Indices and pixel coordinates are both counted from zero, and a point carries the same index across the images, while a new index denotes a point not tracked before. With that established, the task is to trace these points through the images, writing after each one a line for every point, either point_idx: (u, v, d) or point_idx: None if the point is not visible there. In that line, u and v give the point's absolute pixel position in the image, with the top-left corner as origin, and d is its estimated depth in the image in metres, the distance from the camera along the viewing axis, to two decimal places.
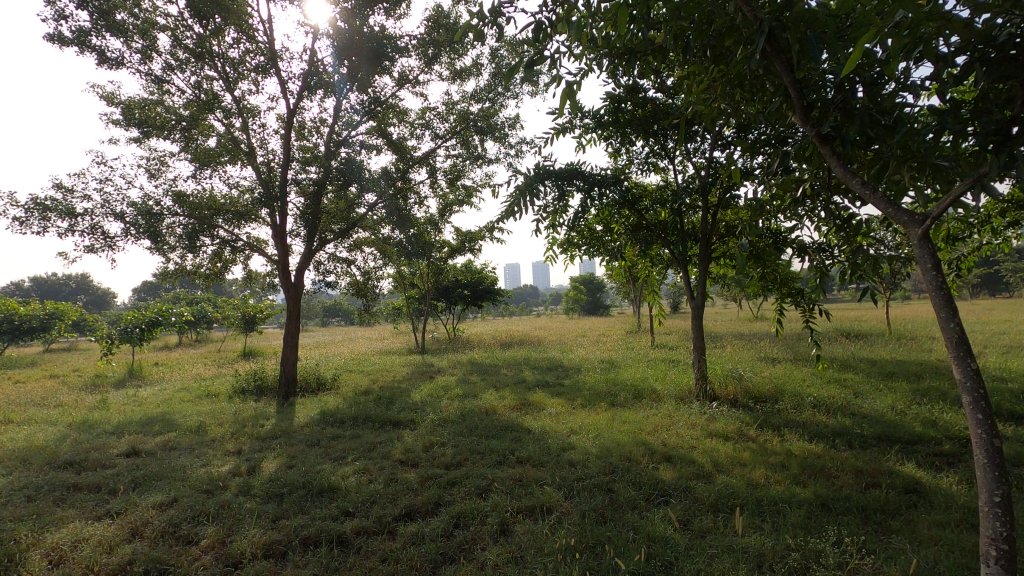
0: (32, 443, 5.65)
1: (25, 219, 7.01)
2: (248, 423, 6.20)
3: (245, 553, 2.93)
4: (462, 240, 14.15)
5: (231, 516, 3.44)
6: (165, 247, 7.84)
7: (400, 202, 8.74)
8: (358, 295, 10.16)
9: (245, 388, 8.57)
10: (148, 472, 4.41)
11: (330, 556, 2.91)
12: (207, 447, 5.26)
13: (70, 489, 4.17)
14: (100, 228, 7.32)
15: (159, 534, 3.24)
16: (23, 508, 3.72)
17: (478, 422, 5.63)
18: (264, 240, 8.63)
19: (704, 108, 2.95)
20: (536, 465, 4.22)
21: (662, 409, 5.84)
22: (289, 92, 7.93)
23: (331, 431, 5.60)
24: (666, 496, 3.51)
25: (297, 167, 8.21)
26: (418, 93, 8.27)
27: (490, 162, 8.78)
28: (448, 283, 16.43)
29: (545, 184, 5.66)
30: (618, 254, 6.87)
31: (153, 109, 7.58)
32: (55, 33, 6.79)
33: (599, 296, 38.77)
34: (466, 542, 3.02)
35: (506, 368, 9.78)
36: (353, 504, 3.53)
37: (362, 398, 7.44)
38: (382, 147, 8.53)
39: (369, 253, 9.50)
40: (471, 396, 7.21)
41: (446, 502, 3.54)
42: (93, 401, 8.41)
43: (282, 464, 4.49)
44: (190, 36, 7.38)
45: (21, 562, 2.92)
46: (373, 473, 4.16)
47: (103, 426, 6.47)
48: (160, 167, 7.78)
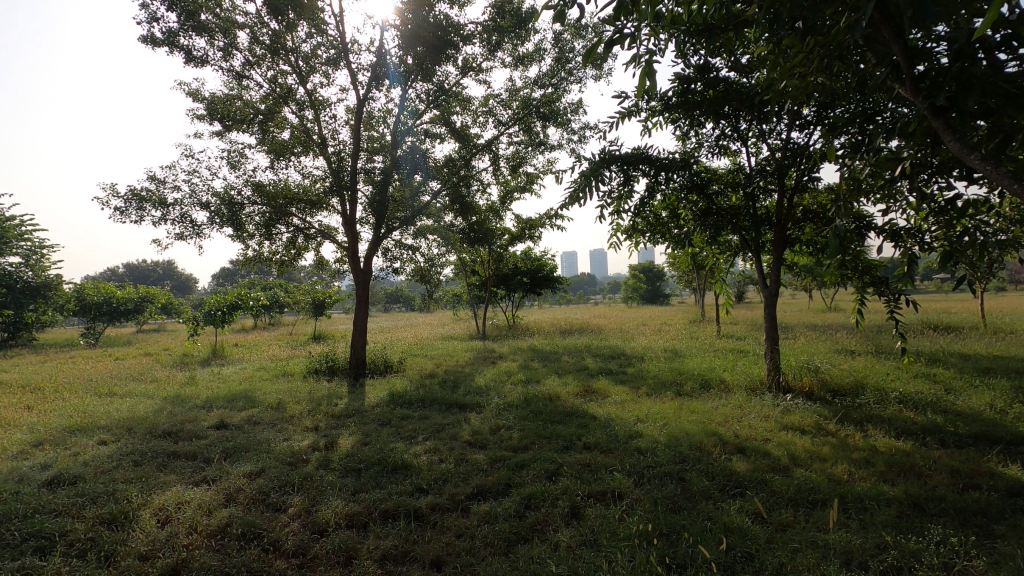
0: (135, 414, 6.19)
1: (124, 209, 7.62)
2: (323, 402, 6.52)
3: (330, 522, 3.10)
4: (522, 228, 14.18)
5: (315, 487, 3.65)
6: (245, 234, 8.31)
7: (463, 189, 8.83)
8: (422, 282, 10.41)
9: (318, 368, 9.01)
10: (236, 444, 4.74)
11: (408, 530, 3.03)
12: (286, 423, 5.57)
13: (169, 456, 4.54)
14: (188, 217, 7.85)
15: (251, 501, 3.48)
16: (131, 471, 4.09)
17: (542, 407, 5.67)
18: (335, 227, 8.98)
19: (794, 83, 2.82)
20: (604, 451, 4.21)
21: (732, 400, 5.67)
22: (358, 83, 8.18)
23: (400, 411, 5.81)
24: (742, 488, 3.42)
25: (364, 157, 8.48)
26: (481, 81, 8.31)
27: (553, 149, 8.72)
28: (507, 270, 16.53)
29: (611, 169, 5.57)
30: (685, 241, 6.69)
31: (234, 103, 8.02)
32: (147, 36, 7.30)
33: (660, 284, 37.92)
34: (538, 523, 3.06)
35: (568, 356, 9.77)
36: (427, 481, 3.65)
37: (428, 381, 7.64)
38: (445, 135, 8.65)
39: (433, 240, 9.68)
40: (534, 382, 7.28)
41: (516, 484, 3.60)
42: (184, 377, 9.09)
43: (357, 441, 4.70)
44: (266, 32, 7.72)
45: (134, 520, 3.22)
46: (444, 453, 4.29)
47: (195, 400, 6.99)
48: (240, 159, 8.22)
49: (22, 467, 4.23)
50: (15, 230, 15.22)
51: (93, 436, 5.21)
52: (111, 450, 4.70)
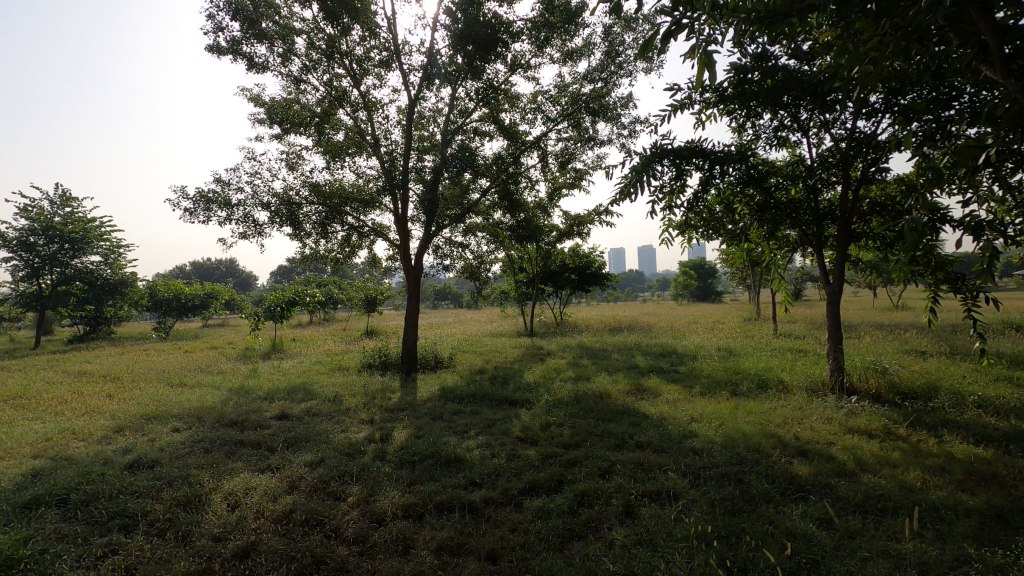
0: (204, 404, 6.55)
1: (193, 210, 8.06)
2: (377, 396, 6.70)
3: (388, 512, 3.19)
4: (571, 224, 14.11)
5: (372, 477, 3.76)
6: (303, 233, 8.63)
7: (512, 186, 8.86)
8: (471, 278, 10.52)
9: (372, 363, 9.27)
10: (297, 434, 4.94)
11: (463, 522, 3.08)
12: (343, 415, 5.77)
13: (237, 444, 4.78)
14: (251, 217, 8.22)
15: (313, 489, 3.62)
16: (203, 458, 4.34)
17: (593, 404, 5.63)
18: (387, 226, 9.20)
19: (865, 69, 2.68)
20: (657, 451, 4.15)
21: (791, 401, 5.47)
22: (409, 83, 8.34)
23: (452, 406, 5.90)
24: (805, 492, 3.29)
25: (416, 156, 8.64)
26: (530, 77, 8.31)
27: (602, 144, 8.63)
28: (555, 267, 16.49)
29: (663, 163, 5.45)
30: (741, 236, 6.47)
31: (292, 107, 8.34)
32: (213, 45, 7.68)
33: (711, 281, 36.94)
34: (592, 520, 3.05)
35: (617, 353, 9.66)
36: (480, 475, 3.70)
37: (478, 377, 7.73)
38: (494, 133, 8.70)
39: (482, 237, 9.77)
40: (584, 379, 7.24)
41: (568, 481, 3.60)
42: (247, 370, 9.55)
43: (411, 434, 4.81)
44: (322, 37, 7.98)
45: (207, 503, 3.42)
46: (495, 448, 4.33)
47: (258, 391, 7.33)
48: (298, 160, 8.54)
49: (106, 451, 4.55)
50: (95, 231, 16.31)
51: (167, 424, 5.54)
52: (183, 437, 4.99)
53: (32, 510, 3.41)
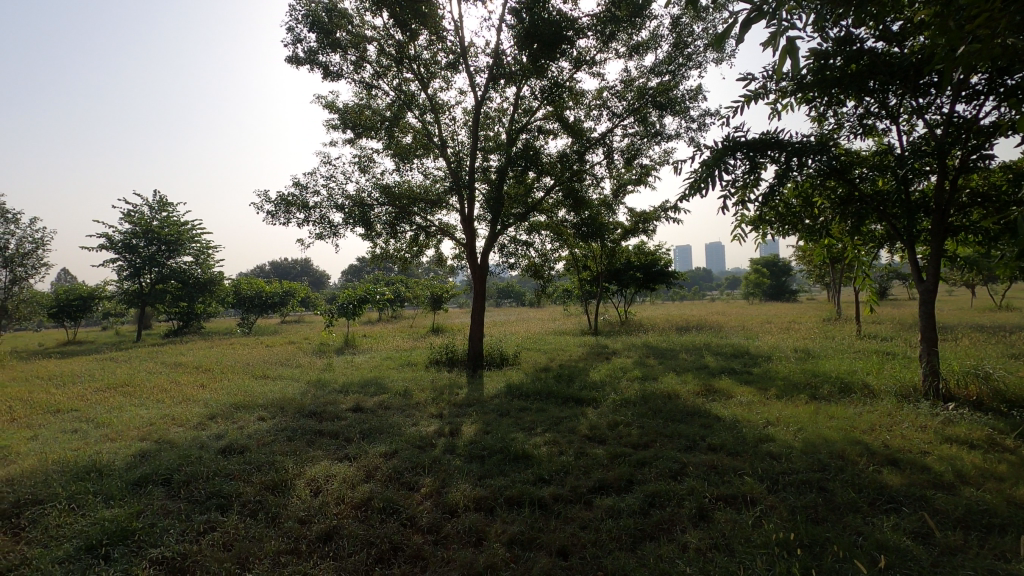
0: (285, 395, 6.96)
1: (275, 212, 8.57)
2: (445, 391, 6.87)
3: (460, 504, 3.28)
4: (636, 221, 13.85)
5: (443, 470, 3.87)
6: (374, 233, 8.97)
7: (576, 184, 8.81)
8: (535, 277, 10.55)
9: (439, 359, 9.50)
10: (372, 426, 5.15)
11: (533, 517, 3.12)
12: (413, 409, 5.95)
13: (316, 434, 5.05)
14: (327, 218, 8.63)
15: (388, 478, 3.78)
16: (287, 445, 4.61)
17: (661, 405, 5.52)
18: (453, 225, 9.40)
19: (970, 48, 2.48)
20: (731, 454, 4.01)
21: (879, 406, 5.13)
22: (476, 84, 8.46)
23: (518, 403, 5.96)
24: (896, 503, 3.08)
25: (481, 156, 8.76)
26: (595, 73, 8.23)
27: (670, 138, 8.41)
28: (620, 265, 16.26)
29: (736, 156, 5.23)
30: (821, 231, 6.12)
31: (364, 112, 8.68)
32: (293, 56, 8.13)
33: (785, 279, 35.18)
34: (665, 522, 3.00)
35: (685, 353, 9.39)
36: (548, 472, 3.72)
37: (543, 374, 7.76)
38: (559, 131, 8.68)
39: (546, 236, 9.79)
40: (652, 379, 7.10)
41: (638, 481, 3.55)
42: (322, 364, 10.05)
43: (479, 429, 4.90)
44: (392, 44, 8.26)
45: (292, 487, 3.64)
46: (563, 446, 4.34)
47: (333, 384, 7.70)
48: (369, 163, 8.88)
49: (202, 436, 4.93)
50: (188, 233, 17.64)
51: (254, 413, 5.93)
52: (269, 425, 5.33)
53: (142, 487, 3.76)
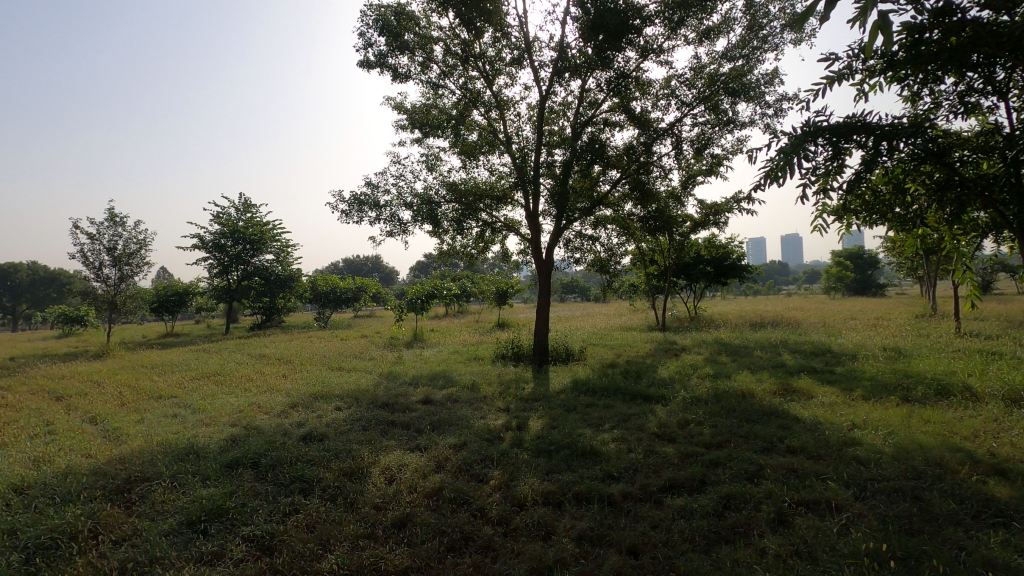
0: (360, 386, 7.27)
1: (349, 211, 8.94)
2: (512, 385, 6.94)
3: (528, 498, 3.30)
4: (706, 214, 13.35)
5: (511, 463, 3.91)
6: (442, 230, 9.17)
7: (643, 176, 8.59)
8: (601, 272, 10.42)
9: (505, 354, 9.60)
10: (441, 418, 5.28)
11: (602, 514, 3.10)
12: (481, 402, 6.05)
13: (389, 424, 5.24)
14: (397, 216, 8.91)
15: (458, 470, 3.87)
16: (362, 435, 4.82)
17: (735, 403, 5.32)
18: (518, 220, 9.44)
19: None
20: (812, 457, 3.81)
21: (983, 411, 4.69)
22: (540, 79, 8.44)
23: (585, 399, 5.92)
24: (1005, 517, 2.82)
25: (546, 151, 8.72)
26: (663, 62, 7.99)
27: (744, 126, 8.04)
28: (689, 259, 15.76)
29: (817, 142, 4.88)
30: (914, 220, 5.65)
31: (431, 111, 8.88)
32: (364, 60, 8.44)
33: (872, 272, 32.81)
34: (740, 525, 2.89)
35: (761, 351, 8.97)
36: (617, 469, 3.68)
37: (610, 370, 7.66)
38: (625, 123, 8.51)
39: (612, 230, 9.63)
40: (724, 377, 6.84)
41: (712, 482, 3.44)
42: (393, 357, 10.41)
43: (546, 424, 4.91)
44: (457, 43, 8.38)
45: (367, 475, 3.81)
46: (632, 443, 4.27)
47: (404, 377, 7.97)
48: (437, 161, 9.07)
49: (285, 424, 5.24)
50: (270, 233, 18.72)
51: (331, 403, 6.24)
52: (345, 415, 5.59)
53: (233, 469, 4.05)
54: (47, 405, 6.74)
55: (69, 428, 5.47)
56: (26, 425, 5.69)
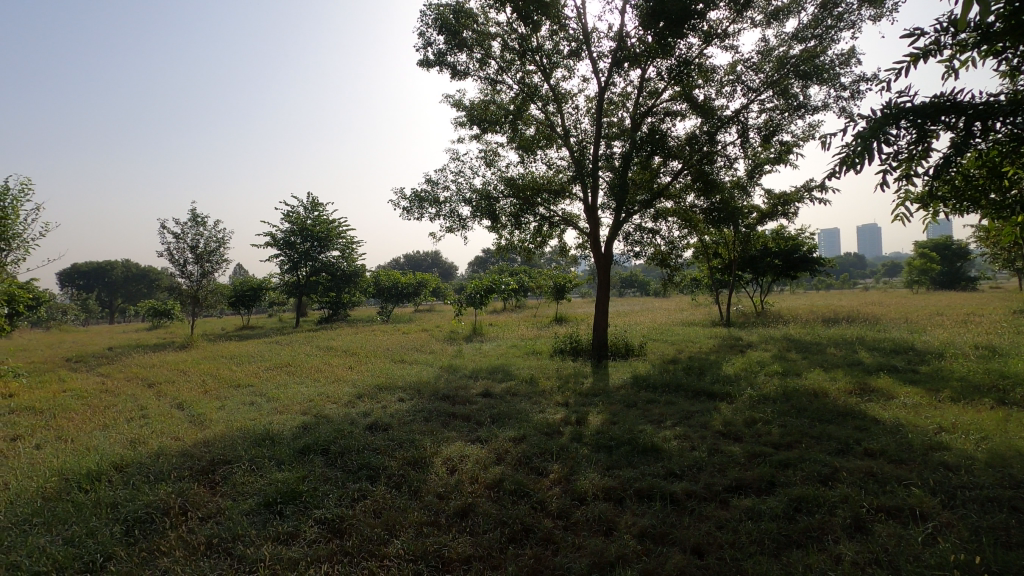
0: (421, 378, 7.47)
1: (410, 208, 9.17)
2: (570, 380, 6.92)
3: (589, 492, 3.29)
4: (773, 204, 12.76)
5: (571, 457, 3.90)
6: (500, 225, 9.24)
7: (707, 166, 8.30)
8: (662, 266, 10.18)
9: (563, 348, 9.57)
10: (501, 411, 5.34)
11: (665, 512, 3.04)
12: (540, 396, 6.06)
13: (449, 416, 5.35)
14: (456, 212, 9.06)
15: (518, 462, 3.90)
16: (424, 426, 4.95)
17: (806, 403, 5.07)
18: (576, 214, 9.36)
19: None
20: (893, 461, 3.58)
21: None
22: (599, 70, 8.32)
23: (645, 395, 5.82)
24: None
25: (605, 143, 8.59)
26: (727, 47, 7.68)
27: (816, 111, 7.61)
28: (755, 252, 15.13)
29: (898, 125, 4.54)
30: (1012, 207, 5.16)
31: (489, 107, 8.95)
32: (424, 59, 8.61)
33: (961, 264, 30.28)
34: (813, 529, 2.76)
35: (835, 348, 8.49)
36: (680, 467, 3.60)
37: (672, 367, 7.49)
38: (687, 112, 8.25)
39: (673, 222, 9.38)
40: (794, 375, 6.53)
41: (782, 483, 3.31)
42: (453, 351, 10.61)
43: (605, 420, 4.86)
44: (515, 38, 8.39)
45: (430, 464, 3.91)
46: (695, 441, 4.16)
47: (463, 370, 8.11)
48: (495, 157, 9.14)
49: (352, 413, 5.46)
50: (336, 230, 19.50)
51: (394, 394, 6.44)
52: (408, 406, 5.76)
53: (305, 455, 4.26)
54: (140, 392, 7.33)
55: (160, 412, 5.93)
56: (123, 409, 6.22)
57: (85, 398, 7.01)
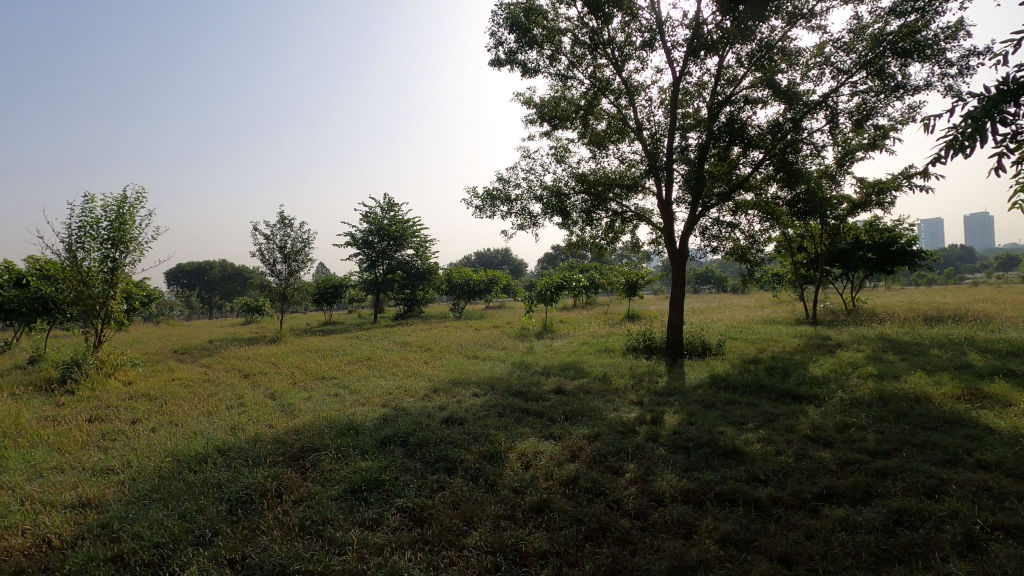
0: (494, 374, 7.59)
1: (483, 206, 9.32)
2: (645, 378, 6.78)
3: (667, 494, 3.22)
4: (867, 193, 11.86)
5: (647, 458, 3.83)
6: (572, 221, 9.20)
7: (791, 155, 7.83)
8: (741, 261, 9.73)
9: (636, 346, 9.38)
10: (574, 408, 5.32)
11: (749, 518, 2.92)
12: (613, 394, 5.99)
13: (522, 412, 5.40)
14: (527, 209, 9.10)
15: (592, 460, 3.88)
16: (498, 421, 5.03)
17: (907, 408, 4.68)
18: (650, 209, 9.14)
19: None
20: (1011, 475, 3.24)
21: None
22: (673, 60, 8.07)
23: (725, 395, 5.61)
24: None
25: (680, 135, 8.33)
26: (814, 27, 7.22)
27: (917, 91, 7.00)
28: (845, 245, 14.14)
29: (1017, 102, 4.06)
30: None
31: (560, 103, 8.91)
32: (495, 59, 8.71)
33: None
34: (917, 545, 2.56)
35: (938, 349, 7.79)
36: (764, 472, 3.44)
37: (753, 367, 7.16)
38: (769, 98, 7.82)
39: (754, 215, 8.95)
40: (892, 378, 6.05)
41: (879, 494, 3.09)
42: (524, 347, 10.69)
43: (682, 420, 4.73)
44: (586, 32, 8.29)
45: (504, 459, 3.97)
46: (781, 445, 3.96)
47: (536, 367, 8.14)
48: (566, 153, 9.09)
49: (429, 407, 5.64)
50: (411, 229, 20.17)
51: (468, 389, 6.59)
52: (482, 401, 5.88)
53: (386, 445, 4.45)
54: (238, 382, 7.95)
55: (255, 401, 6.39)
56: (223, 398, 6.76)
57: (191, 386, 7.69)
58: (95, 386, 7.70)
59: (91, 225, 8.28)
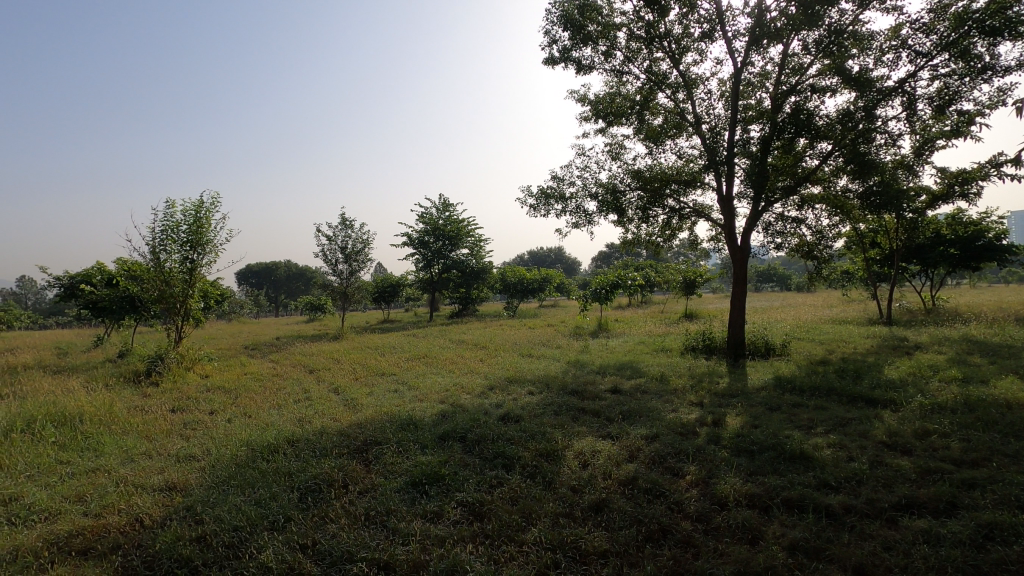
0: (549, 372, 7.60)
1: (538, 205, 9.34)
2: (705, 379, 6.60)
3: (731, 498, 3.13)
4: (948, 184, 11.06)
5: (708, 460, 3.74)
6: (627, 218, 9.08)
7: (863, 145, 7.39)
8: (808, 257, 9.29)
9: (695, 346, 9.14)
10: (631, 408, 5.25)
11: (820, 526, 2.80)
12: (671, 395, 5.87)
13: (579, 411, 5.38)
14: (582, 208, 9.05)
15: (652, 461, 3.82)
16: (555, 419, 5.04)
17: (996, 415, 4.34)
18: (709, 205, 8.88)
19: None
20: None
21: None
22: (734, 50, 7.80)
23: (791, 398, 5.38)
24: None
25: (741, 128, 8.05)
26: (890, 9, 6.79)
27: (1008, 71, 6.46)
28: (923, 240, 13.25)
29: None
30: None
31: (616, 99, 8.79)
32: (550, 57, 8.70)
33: None
34: (1011, 562, 2.37)
35: None
36: (836, 479, 3.28)
37: (821, 368, 6.83)
38: (839, 86, 7.42)
39: (822, 210, 8.52)
40: (979, 382, 5.62)
41: (965, 505, 2.88)
42: (579, 346, 10.63)
43: (746, 422, 4.58)
44: (642, 25, 8.14)
45: (562, 457, 3.97)
46: (854, 451, 3.77)
47: (591, 366, 8.09)
48: (621, 149, 8.97)
49: (486, 404, 5.72)
50: (466, 229, 20.45)
51: (524, 387, 6.62)
52: (537, 399, 5.89)
53: (445, 441, 4.55)
54: (304, 376, 8.32)
55: (320, 395, 6.68)
56: (291, 391, 7.10)
57: (262, 380, 8.12)
58: (177, 378, 8.26)
59: (172, 229, 8.88)
